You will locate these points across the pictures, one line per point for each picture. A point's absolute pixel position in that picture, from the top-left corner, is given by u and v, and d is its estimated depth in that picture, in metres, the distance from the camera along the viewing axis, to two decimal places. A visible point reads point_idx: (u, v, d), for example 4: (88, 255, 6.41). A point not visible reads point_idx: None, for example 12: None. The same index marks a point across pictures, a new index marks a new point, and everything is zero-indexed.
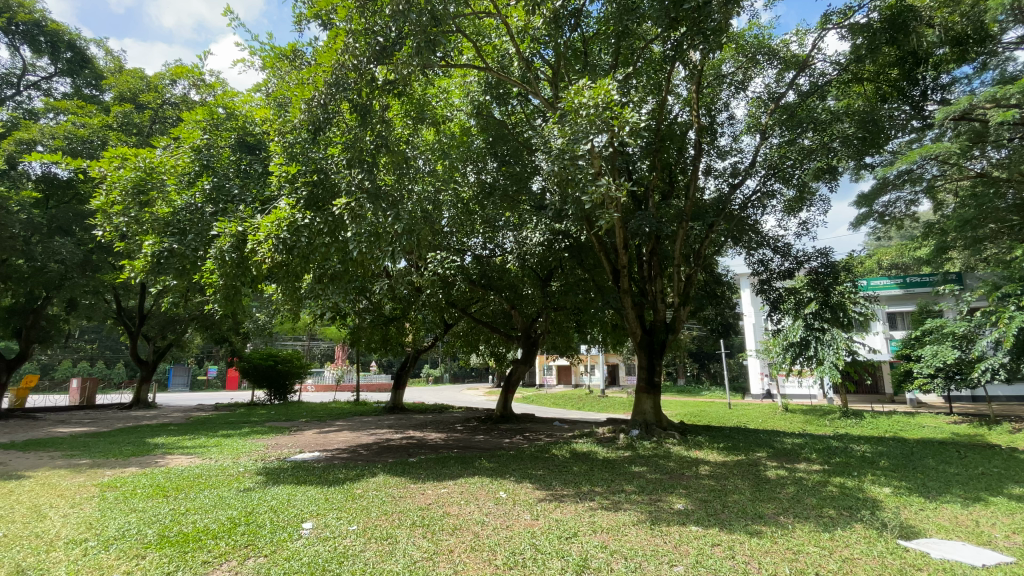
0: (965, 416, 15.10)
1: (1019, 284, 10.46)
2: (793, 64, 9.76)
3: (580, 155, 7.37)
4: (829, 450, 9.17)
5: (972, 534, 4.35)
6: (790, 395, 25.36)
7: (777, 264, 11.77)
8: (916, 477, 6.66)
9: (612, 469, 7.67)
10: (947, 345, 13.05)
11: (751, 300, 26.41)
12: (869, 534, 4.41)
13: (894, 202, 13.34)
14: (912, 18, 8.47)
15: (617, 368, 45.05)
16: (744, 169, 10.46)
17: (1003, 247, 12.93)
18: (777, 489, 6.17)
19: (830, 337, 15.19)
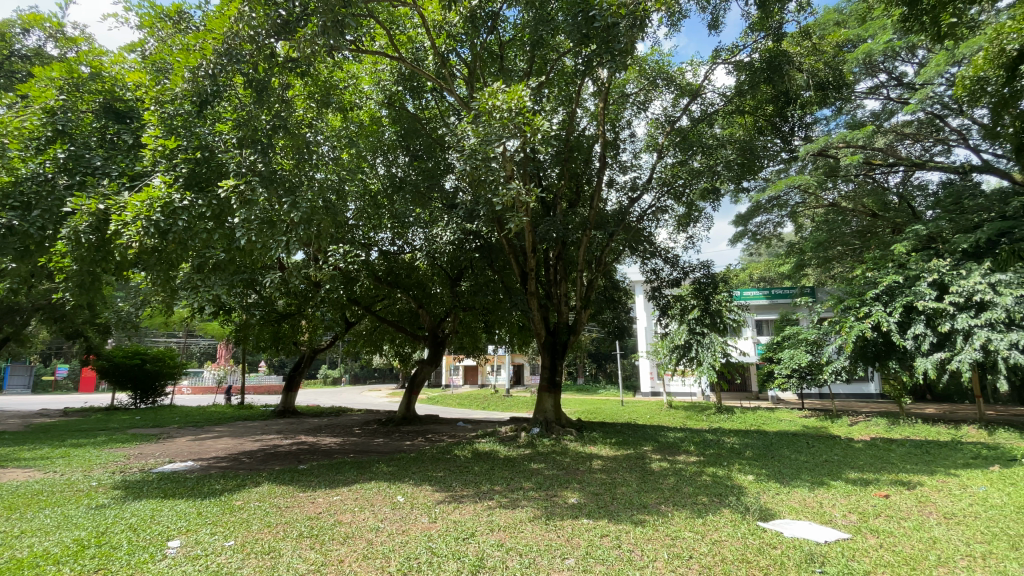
0: (814, 410, 17.53)
1: (857, 298, 12.38)
2: (687, 92, 10.62)
3: (492, 156, 7.30)
4: (704, 443, 10.08)
5: (817, 515, 5.00)
6: (675, 393, 27.57)
7: (667, 273, 12.75)
8: (774, 466, 7.56)
9: (512, 467, 7.74)
10: (802, 349, 15.02)
11: (645, 305, 28.48)
12: (735, 518, 4.89)
13: (764, 223, 15.13)
14: (785, 62, 9.56)
15: (522, 368, 45.96)
16: (642, 185, 11.17)
17: (845, 266, 15.19)
18: (661, 481, 6.62)
19: (708, 340, 16.74)
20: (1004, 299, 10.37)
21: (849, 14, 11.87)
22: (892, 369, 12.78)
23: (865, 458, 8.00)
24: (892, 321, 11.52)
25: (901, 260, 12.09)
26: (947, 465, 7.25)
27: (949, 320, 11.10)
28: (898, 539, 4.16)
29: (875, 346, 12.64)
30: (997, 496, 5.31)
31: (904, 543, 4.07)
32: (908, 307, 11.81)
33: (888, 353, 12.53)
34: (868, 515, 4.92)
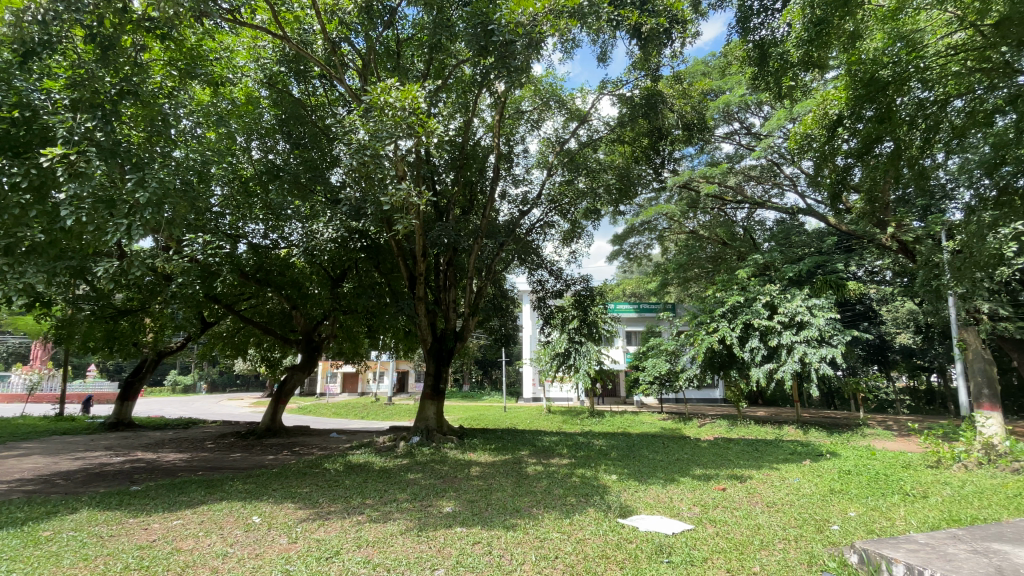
0: (671, 413, 19.57)
1: (708, 315, 14.15)
2: (576, 117, 11.28)
3: (383, 154, 7.06)
4: (576, 446, 10.67)
5: (668, 509, 5.54)
6: (554, 399, 28.90)
7: (551, 284, 13.34)
8: (635, 465, 8.25)
9: (386, 479, 7.42)
10: (662, 358, 16.35)
11: (530, 314, 29.47)
12: (598, 516, 5.22)
13: (637, 244, 16.59)
14: (660, 102, 10.60)
15: (406, 376, 44.69)
16: (532, 199, 11.59)
17: (700, 287, 17.26)
18: (534, 484, 6.86)
19: (585, 348, 17.81)
20: (816, 320, 12.49)
21: (713, 67, 13.55)
22: (733, 378, 14.80)
23: (709, 456, 9.09)
24: (734, 335, 13.41)
25: (743, 284, 14.05)
26: (770, 460, 8.54)
27: (776, 336, 13.15)
28: (731, 527, 4.77)
29: (720, 356, 14.57)
30: (805, 486, 6.37)
31: (735, 530, 4.67)
32: (747, 324, 13.73)
33: (731, 363, 14.57)
34: (708, 506, 5.58)
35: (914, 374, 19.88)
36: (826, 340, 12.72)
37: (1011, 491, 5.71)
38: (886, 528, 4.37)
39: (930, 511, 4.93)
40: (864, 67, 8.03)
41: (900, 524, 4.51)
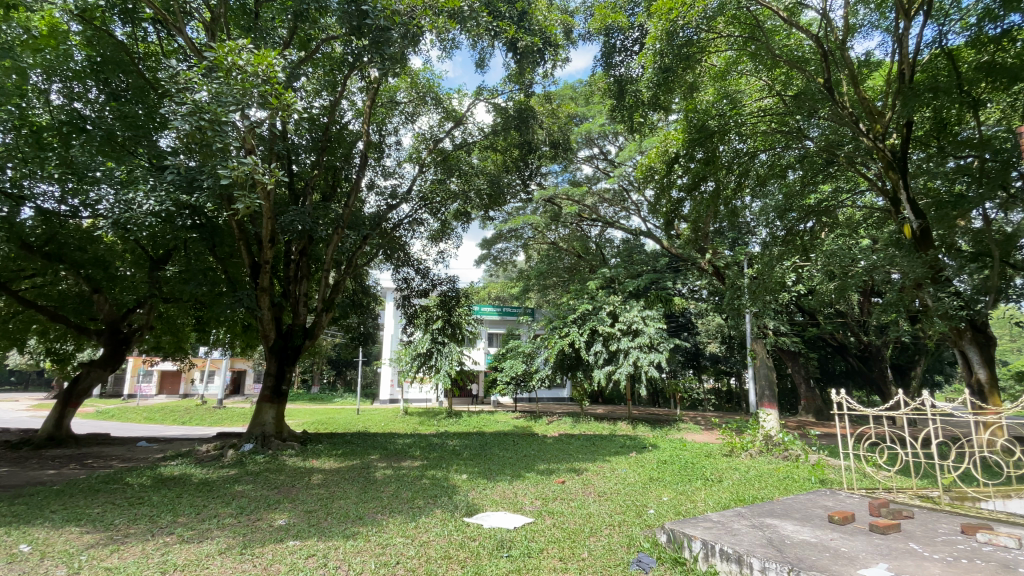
0: (524, 413, 20.52)
1: (562, 320, 15.23)
2: (452, 117, 11.23)
3: (226, 121, 6.19)
4: (429, 447, 10.57)
5: (512, 505, 5.77)
6: (411, 399, 28.38)
7: (417, 283, 13.06)
8: (484, 464, 8.48)
9: (206, 493, 6.48)
10: (519, 360, 17.02)
11: (392, 312, 28.56)
12: (445, 517, 5.23)
13: (503, 250, 17.17)
14: (530, 117, 11.12)
15: (244, 375, 39.95)
16: (402, 193, 11.21)
17: (557, 294, 18.48)
18: (381, 489, 6.60)
19: (447, 349, 17.79)
20: (649, 328, 14.14)
21: (579, 93, 14.56)
22: (579, 379, 16.11)
23: (553, 451, 9.74)
24: (582, 339, 14.63)
25: (592, 294, 15.40)
26: (604, 453, 9.46)
27: (617, 341, 14.65)
28: (566, 517, 5.15)
29: (569, 358, 15.76)
30: (630, 475, 7.17)
31: (569, 520, 5.05)
32: (594, 329, 15.07)
33: (578, 365, 15.85)
34: (549, 499, 5.96)
35: (719, 378, 23.78)
36: (656, 346, 14.46)
37: (779, 473, 7.10)
38: (689, 510, 5.11)
39: (723, 492, 5.91)
40: (697, 115, 9.31)
41: (700, 505, 5.32)
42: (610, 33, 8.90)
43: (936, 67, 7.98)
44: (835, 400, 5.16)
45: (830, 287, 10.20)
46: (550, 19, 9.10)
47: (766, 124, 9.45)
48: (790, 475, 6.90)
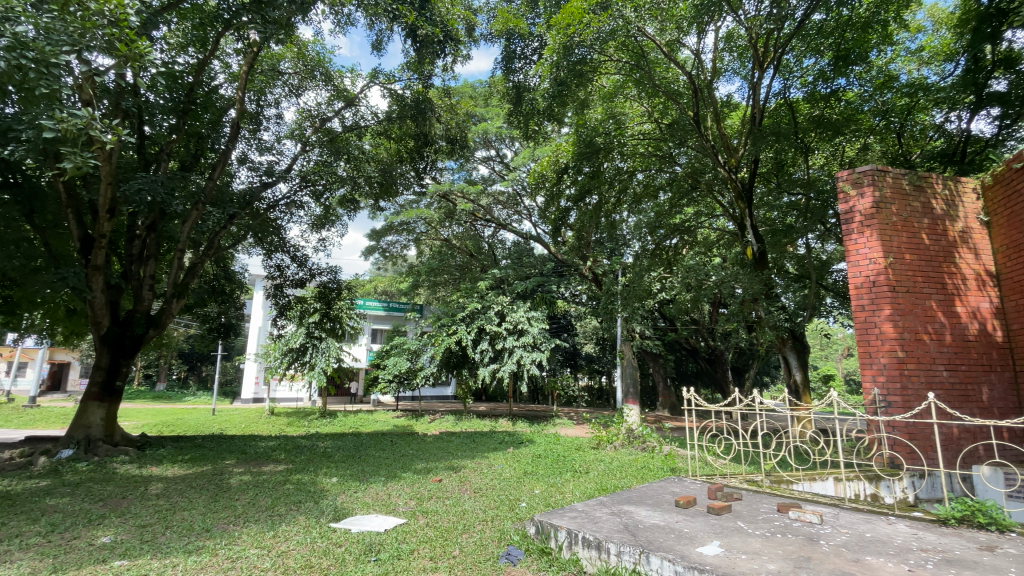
0: (405, 411, 20.04)
1: (449, 318, 15.16)
2: (342, 97, 10.57)
3: (54, 63, 5.10)
4: (296, 449, 9.81)
5: (383, 506, 5.56)
6: (279, 399, 26.14)
7: (292, 272, 12.04)
8: (357, 465, 8.10)
9: (3, 509, 5.29)
10: (403, 357, 16.54)
11: (262, 303, 26.08)
12: (309, 523, 4.87)
13: (393, 243, 16.61)
14: (428, 109, 10.90)
15: (66, 369, 33.49)
16: (279, 171, 10.23)
17: (446, 292, 18.36)
18: (236, 496, 5.95)
19: (324, 345, 16.63)
20: (533, 329, 14.65)
21: (479, 93, 14.63)
22: (464, 377, 16.14)
23: (431, 450, 9.61)
24: (469, 338, 14.68)
25: (481, 293, 15.53)
26: (482, 450, 9.58)
27: (502, 340, 14.99)
28: (440, 515, 5.11)
29: (455, 356, 15.68)
30: (506, 470, 7.36)
31: (443, 518, 5.02)
32: (481, 328, 15.23)
33: (463, 363, 15.85)
34: (423, 498, 5.87)
35: (593, 377, 25.52)
36: (538, 346, 15.00)
37: (638, 463, 7.79)
38: (558, 501, 5.39)
39: (588, 483, 6.33)
40: (586, 130, 9.88)
41: (568, 496, 5.64)
42: (511, 37, 9.06)
43: (779, 115, 9.44)
44: (686, 397, 5.79)
45: (688, 297, 11.47)
46: (453, 14, 9.01)
47: (645, 146, 10.35)
48: (646, 466, 7.62)
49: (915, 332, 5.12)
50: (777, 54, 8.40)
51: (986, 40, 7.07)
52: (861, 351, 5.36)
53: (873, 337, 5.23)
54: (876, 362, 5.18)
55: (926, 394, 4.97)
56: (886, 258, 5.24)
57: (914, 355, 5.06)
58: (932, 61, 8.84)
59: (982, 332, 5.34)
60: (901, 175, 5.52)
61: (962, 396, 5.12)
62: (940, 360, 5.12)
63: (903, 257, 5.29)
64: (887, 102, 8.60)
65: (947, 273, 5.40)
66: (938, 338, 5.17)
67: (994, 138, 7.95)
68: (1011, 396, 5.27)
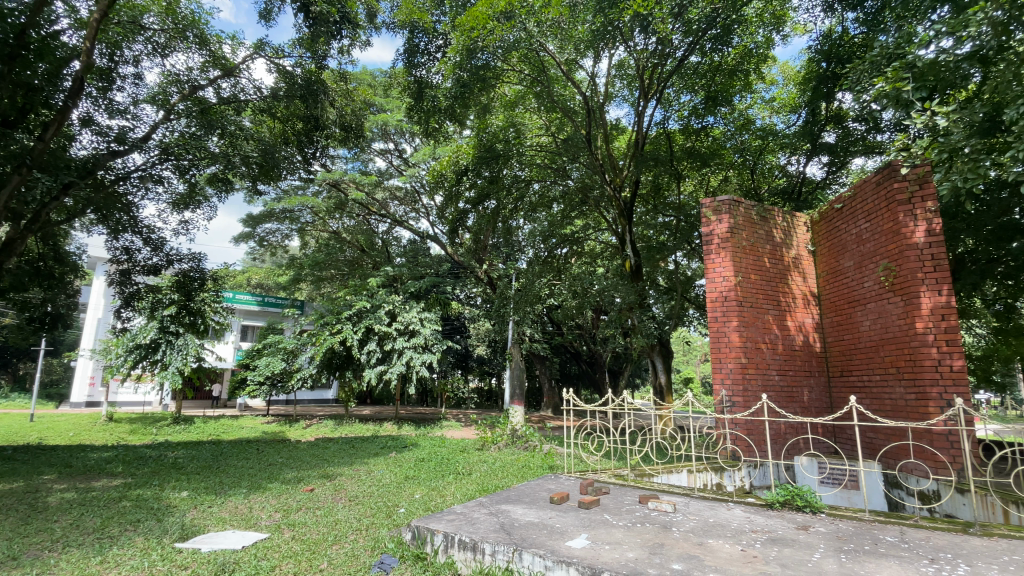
0: (277, 416, 18.44)
1: (334, 316, 14.29)
2: (220, 65, 9.48)
3: None
4: (139, 461, 8.51)
5: (243, 521, 5.04)
6: (120, 403, 22.55)
7: (143, 257, 10.48)
8: (215, 477, 7.26)
9: None
10: (277, 357, 15.21)
11: (104, 290, 22.33)
12: (148, 545, 4.23)
13: (273, 231, 15.29)
14: (321, 92, 10.22)
15: None
16: (135, 140, 8.84)
17: (332, 287, 17.30)
18: (52, 519, 4.97)
19: (182, 342, 14.71)
20: (423, 330, 14.36)
21: (379, 82, 14.07)
22: (346, 379, 15.30)
23: (304, 458, 8.94)
24: (355, 338, 13.93)
25: (371, 291, 14.90)
26: (362, 456, 9.15)
27: (392, 341, 14.42)
28: (308, 527, 4.76)
29: (338, 358, 14.84)
30: (386, 476, 7.10)
31: (311, 530, 4.68)
32: (368, 328, 14.57)
33: (347, 364, 15.04)
34: (290, 510, 5.43)
35: (483, 378, 25.81)
36: (429, 347, 14.73)
37: (519, 463, 8.02)
38: (438, 504, 5.33)
39: (470, 484, 6.37)
40: (487, 135, 10.09)
41: (448, 499, 5.61)
42: (414, 31, 8.81)
43: (660, 142, 10.39)
44: (565, 397, 6.08)
45: (574, 303, 12.13)
46: None
47: (541, 158, 10.86)
48: (526, 464, 7.89)
49: (755, 341, 5.95)
50: (660, 87, 9.24)
51: (822, 97, 8.43)
52: (713, 357, 6.08)
53: (724, 345, 5.96)
54: (724, 367, 5.91)
55: (761, 395, 5.78)
56: (736, 276, 6.02)
57: (754, 361, 5.87)
58: (780, 111, 10.43)
59: (805, 343, 6.36)
60: (751, 206, 6.39)
61: (789, 398, 6.04)
62: (774, 366, 5.99)
63: (749, 276, 6.13)
64: (745, 142, 9.85)
65: (781, 292, 6.35)
66: (772, 347, 6.05)
67: (823, 180, 9.67)
68: (824, 397, 6.34)
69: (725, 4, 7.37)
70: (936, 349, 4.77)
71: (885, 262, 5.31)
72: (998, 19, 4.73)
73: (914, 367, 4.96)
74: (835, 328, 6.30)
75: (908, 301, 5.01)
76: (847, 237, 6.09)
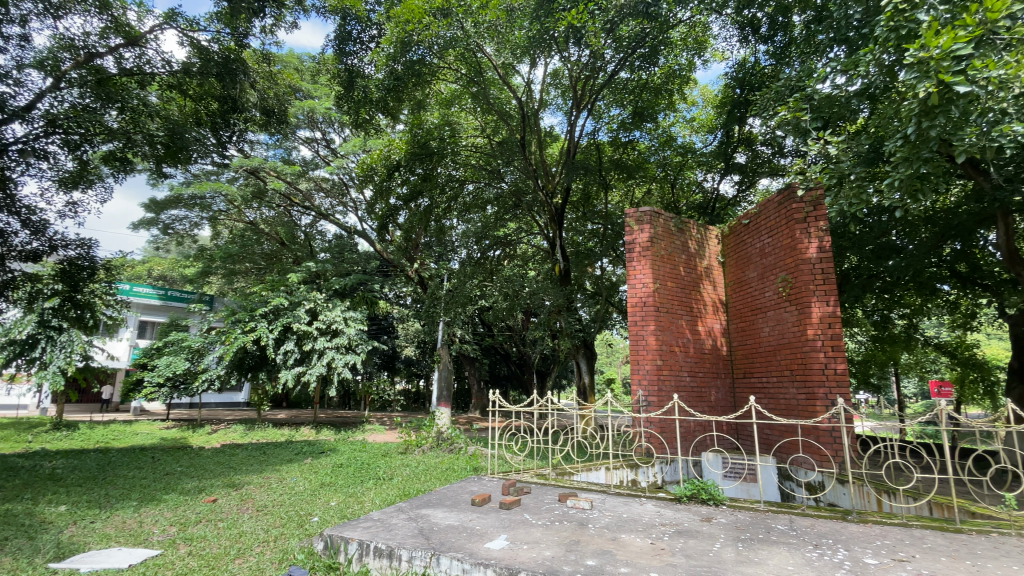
0: (178, 420, 16.86)
1: (247, 313, 13.32)
2: (122, 32, 8.55)
3: None
4: (4, 473, 7.41)
5: (132, 536, 4.54)
6: None
7: (20, 241, 9.16)
8: (101, 489, 6.49)
9: None
10: (181, 356, 13.93)
11: None
12: (12, 568, 3.68)
13: (180, 219, 14.02)
14: (241, 72, 9.52)
15: None
16: (15, 108, 7.70)
17: (248, 282, 16.14)
18: None
19: (65, 338, 13.04)
20: (347, 330, 13.75)
21: (306, 67, 13.37)
22: (260, 381, 14.33)
23: (208, 466, 8.25)
24: (271, 337, 13.06)
25: (291, 287, 14.07)
26: (274, 463, 8.58)
27: (312, 341, 13.64)
28: (208, 541, 4.38)
29: (251, 358, 13.86)
30: (300, 484, 6.71)
31: (212, 544, 4.31)
32: (286, 327, 13.71)
33: (261, 365, 14.08)
34: (189, 523, 4.97)
35: (409, 380, 25.26)
36: (353, 347, 14.11)
37: (443, 466, 7.92)
38: (355, 511, 5.12)
39: (391, 489, 6.19)
40: (421, 131, 9.96)
41: (367, 505, 5.41)
42: (347, 18, 8.44)
43: (591, 152, 10.76)
44: (491, 398, 6.08)
45: (504, 305, 12.21)
46: None
47: (475, 159, 10.92)
48: (450, 467, 7.81)
49: (670, 344, 6.31)
50: (592, 99, 9.57)
51: (735, 121, 9.16)
52: (632, 359, 6.36)
53: (642, 348, 6.26)
54: (641, 368, 6.21)
55: (674, 395, 6.13)
56: (654, 283, 6.35)
57: (668, 363, 6.22)
58: (699, 131, 11.19)
59: (713, 347, 6.85)
60: (670, 218, 6.78)
61: (698, 397, 6.46)
62: (685, 368, 6.38)
63: (666, 283, 6.49)
64: (667, 157, 10.46)
65: (694, 299, 6.80)
66: (685, 350, 6.45)
67: (734, 198, 10.50)
68: (728, 396, 6.86)
69: (653, 25, 7.81)
70: (823, 354, 5.31)
71: (784, 274, 5.84)
72: (884, 63, 5.38)
73: (805, 370, 5.49)
74: (739, 333, 6.84)
75: (802, 310, 5.54)
76: (751, 250, 6.63)
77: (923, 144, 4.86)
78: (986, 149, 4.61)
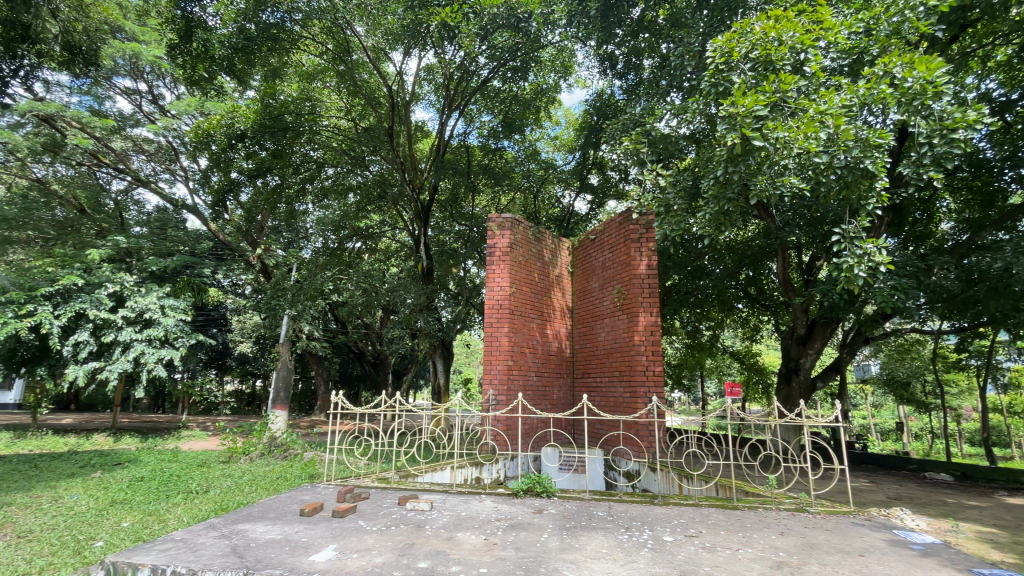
0: None
1: (24, 293, 10.49)
2: None
3: None
4: None
5: None
6: None
7: None
8: None
9: None
10: None
11: None
12: None
13: None
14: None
15: None
16: None
17: (28, 254, 12.89)
18: None
19: None
20: (165, 320, 11.74)
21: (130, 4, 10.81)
22: (38, 378, 11.50)
23: None
24: (56, 324, 10.51)
25: (89, 265, 11.57)
26: (48, 479, 6.94)
27: (114, 331, 11.34)
28: None
29: (25, 349, 11.11)
30: (82, 503, 5.50)
31: None
32: (80, 312, 11.24)
33: (39, 359, 11.31)
34: None
35: (244, 380, 22.55)
36: (169, 341, 12.14)
37: (273, 474, 7.19)
38: (156, 532, 4.37)
39: (205, 504, 5.41)
40: (274, 103, 9.03)
41: (171, 523, 4.65)
42: None
43: (460, 153, 10.82)
44: (333, 400, 5.69)
45: (359, 301, 11.59)
46: None
47: (338, 142, 10.22)
48: (282, 475, 7.13)
49: (520, 346, 6.59)
50: (463, 101, 9.67)
51: (591, 145, 10.01)
52: (484, 359, 6.50)
53: (494, 348, 6.44)
54: (493, 368, 6.38)
55: (520, 394, 6.41)
56: (510, 286, 6.59)
57: (518, 363, 6.49)
58: (560, 149, 11.97)
59: (558, 349, 7.34)
60: (528, 227, 7.10)
61: (542, 396, 6.86)
62: (533, 368, 6.73)
63: (520, 287, 6.79)
64: (532, 169, 11.00)
65: (545, 304, 7.22)
66: (533, 351, 6.81)
67: (586, 214, 11.42)
68: (568, 395, 7.41)
69: (525, 41, 8.21)
70: (645, 357, 6.01)
71: (620, 286, 6.51)
72: (707, 113, 6.35)
73: (630, 372, 6.15)
74: (581, 337, 7.44)
75: (632, 319, 6.22)
76: (595, 263, 7.27)
77: (729, 184, 5.83)
78: (771, 194, 5.66)
